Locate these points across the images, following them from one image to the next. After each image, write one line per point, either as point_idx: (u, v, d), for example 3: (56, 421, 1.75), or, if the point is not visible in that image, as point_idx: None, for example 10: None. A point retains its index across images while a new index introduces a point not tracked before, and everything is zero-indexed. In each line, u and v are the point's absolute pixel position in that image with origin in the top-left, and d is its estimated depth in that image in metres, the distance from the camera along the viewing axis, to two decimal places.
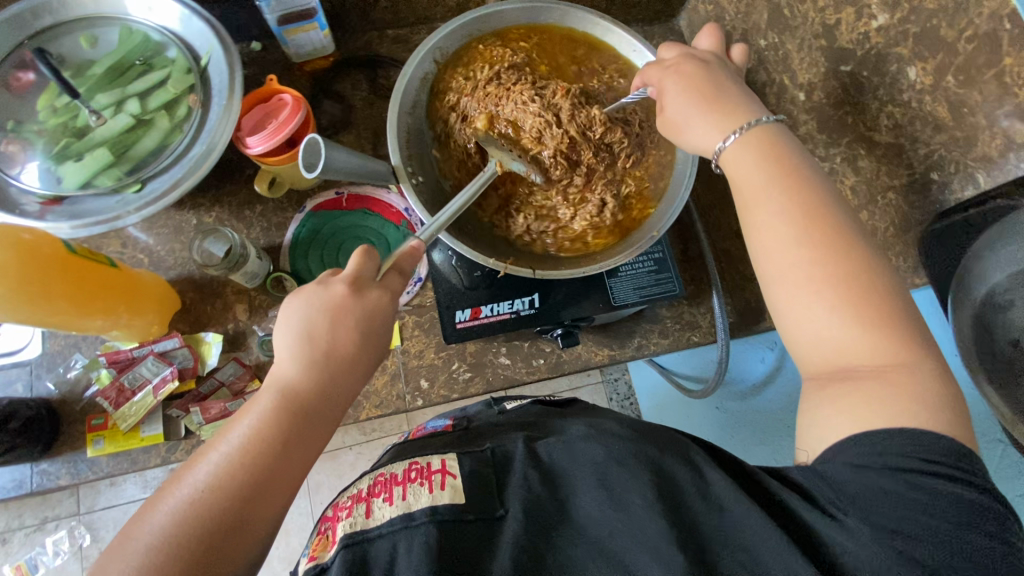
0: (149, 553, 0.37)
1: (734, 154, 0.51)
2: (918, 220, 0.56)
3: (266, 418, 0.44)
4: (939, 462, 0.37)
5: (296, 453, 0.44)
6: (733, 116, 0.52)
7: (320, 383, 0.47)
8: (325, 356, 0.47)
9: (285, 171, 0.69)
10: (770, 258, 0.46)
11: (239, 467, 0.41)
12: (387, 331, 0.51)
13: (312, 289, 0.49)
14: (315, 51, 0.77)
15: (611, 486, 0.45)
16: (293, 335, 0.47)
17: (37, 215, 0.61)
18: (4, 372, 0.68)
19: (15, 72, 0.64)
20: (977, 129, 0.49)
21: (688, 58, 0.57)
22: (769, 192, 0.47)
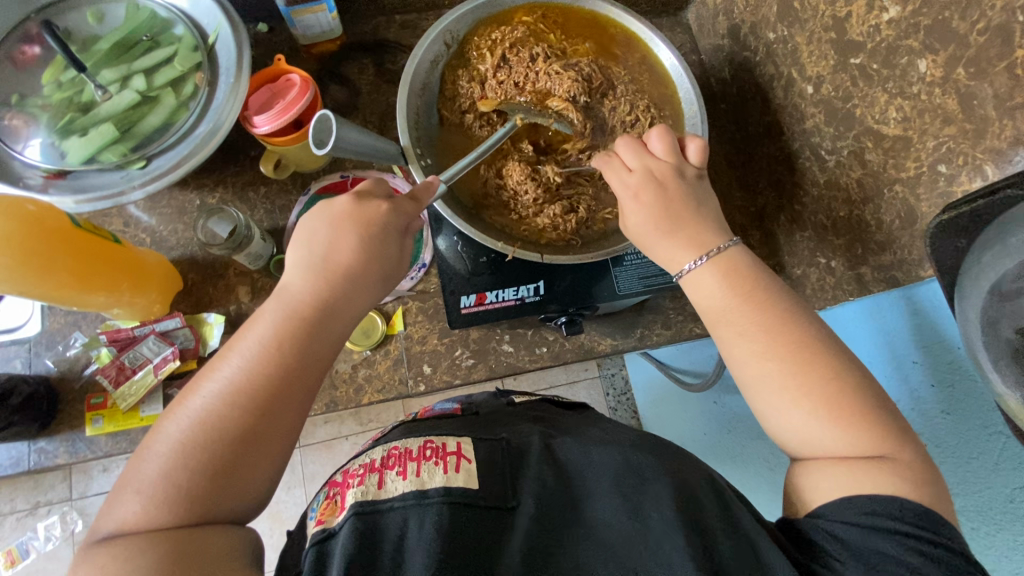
0: (163, 459, 0.40)
1: (700, 279, 0.50)
2: (923, 213, 0.56)
3: (271, 327, 0.45)
4: (931, 530, 0.38)
5: (301, 363, 0.45)
6: (697, 239, 0.52)
7: (321, 292, 0.47)
8: (327, 266, 0.48)
9: (291, 152, 0.68)
10: (710, 310, 0.50)
11: (246, 378, 0.43)
12: (394, 242, 0.51)
13: (319, 208, 0.51)
14: (322, 33, 0.77)
15: (629, 494, 0.46)
16: (299, 248, 0.49)
17: (41, 189, 0.60)
18: (3, 349, 0.67)
19: (21, 45, 0.63)
20: (987, 121, 0.49)
21: (650, 179, 0.54)
22: (731, 316, 0.48)
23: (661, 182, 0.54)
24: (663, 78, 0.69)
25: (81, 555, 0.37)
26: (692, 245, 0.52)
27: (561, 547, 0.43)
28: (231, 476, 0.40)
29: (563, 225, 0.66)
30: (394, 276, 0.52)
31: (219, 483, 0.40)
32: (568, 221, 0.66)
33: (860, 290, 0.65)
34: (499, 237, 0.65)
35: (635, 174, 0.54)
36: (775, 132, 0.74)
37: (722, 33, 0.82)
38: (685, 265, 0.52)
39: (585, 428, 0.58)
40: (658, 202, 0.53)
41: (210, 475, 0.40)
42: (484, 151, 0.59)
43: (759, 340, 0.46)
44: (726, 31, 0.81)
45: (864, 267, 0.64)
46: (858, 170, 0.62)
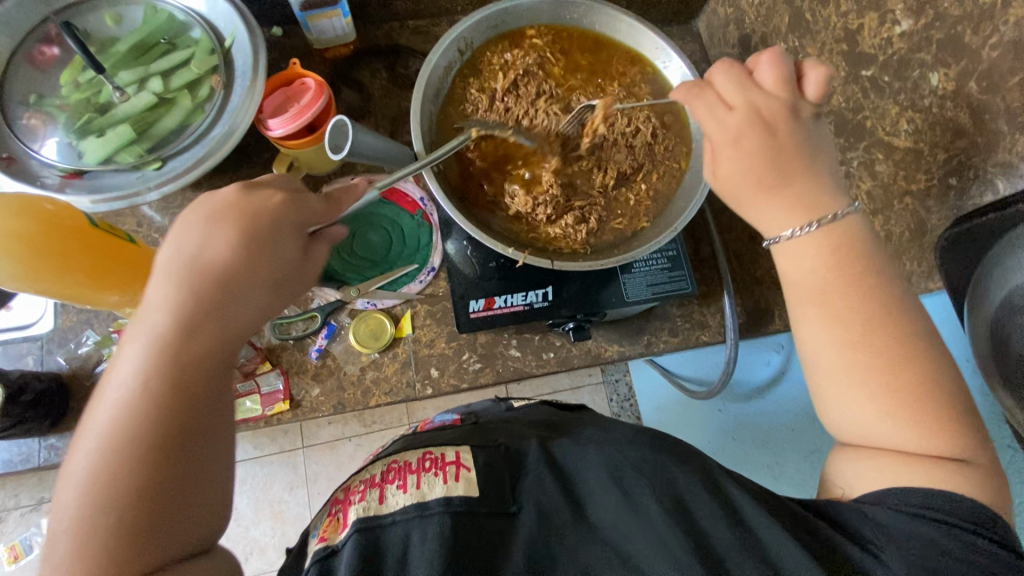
0: (65, 534, 0.38)
1: (797, 249, 0.45)
2: (933, 225, 0.56)
3: (140, 355, 0.41)
4: (980, 527, 0.38)
5: (186, 383, 0.42)
6: (805, 199, 0.45)
7: (190, 300, 0.43)
8: (197, 269, 0.44)
9: (304, 156, 0.69)
10: (801, 284, 0.45)
11: (129, 419, 0.40)
12: (291, 233, 0.47)
13: (186, 212, 0.46)
14: (336, 38, 0.78)
15: (628, 491, 0.46)
16: (166, 253, 0.44)
17: (58, 188, 0.61)
18: (15, 345, 0.68)
19: (40, 46, 0.64)
20: (998, 135, 0.49)
21: (755, 118, 0.46)
22: (828, 294, 0.44)
23: (769, 121, 0.45)
24: (667, 90, 0.70)
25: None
26: (794, 208, 0.45)
27: (562, 544, 0.44)
28: (154, 519, 0.38)
29: (575, 234, 0.67)
30: (299, 261, 0.49)
31: (143, 528, 0.38)
32: (579, 231, 0.67)
33: None
34: (510, 243, 0.65)
35: (737, 112, 0.46)
36: None
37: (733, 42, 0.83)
38: (787, 230, 0.45)
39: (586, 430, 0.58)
40: (764, 146, 0.45)
41: (122, 535, 0.37)
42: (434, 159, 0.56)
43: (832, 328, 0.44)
44: (736, 41, 0.82)
45: None
46: (867, 182, 0.63)
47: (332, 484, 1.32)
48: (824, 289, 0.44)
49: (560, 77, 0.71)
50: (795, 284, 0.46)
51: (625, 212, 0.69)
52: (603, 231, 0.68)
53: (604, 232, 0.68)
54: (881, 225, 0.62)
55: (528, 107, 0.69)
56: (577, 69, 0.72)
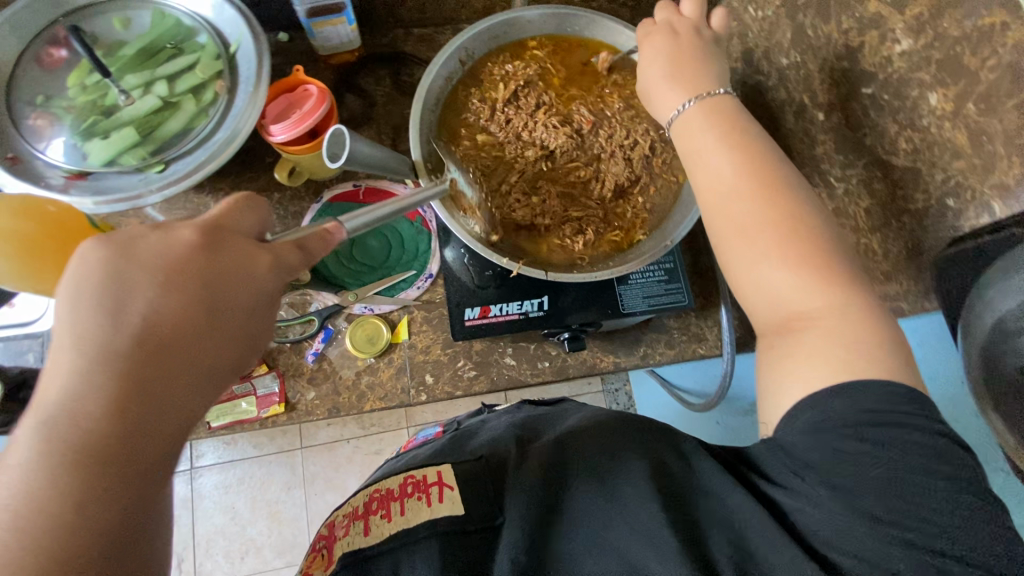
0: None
1: (689, 118, 0.54)
2: (930, 245, 0.56)
3: (47, 470, 0.30)
4: (884, 411, 0.37)
5: (117, 507, 0.31)
6: (695, 86, 0.55)
7: (129, 389, 0.33)
8: (142, 346, 0.34)
9: (306, 161, 0.69)
10: (692, 149, 0.53)
11: (20, 569, 0.28)
12: (262, 305, 0.39)
13: (119, 257, 0.35)
14: (341, 45, 0.78)
15: (604, 477, 0.47)
16: (89, 317, 0.33)
17: (61, 188, 0.61)
18: (16, 342, 0.69)
19: (48, 48, 0.65)
20: (994, 157, 0.49)
21: (666, 28, 0.60)
22: (718, 151, 0.50)
23: (676, 30, 0.59)
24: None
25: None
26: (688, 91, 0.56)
27: (545, 543, 0.44)
28: None
29: (573, 244, 0.67)
30: (256, 338, 0.40)
31: None
32: (576, 242, 0.67)
33: None
34: (507, 253, 0.66)
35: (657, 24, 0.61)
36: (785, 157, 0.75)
37: (736, 56, 0.83)
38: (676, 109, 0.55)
39: (560, 422, 0.59)
40: (669, 44, 0.58)
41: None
42: (416, 201, 0.50)
43: (741, 220, 0.47)
44: (740, 54, 0.82)
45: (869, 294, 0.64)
46: (866, 200, 0.63)
47: (329, 486, 1.32)
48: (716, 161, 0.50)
49: (560, 88, 0.72)
50: (689, 151, 0.53)
51: (622, 224, 0.69)
52: (601, 242, 0.68)
53: (602, 243, 0.68)
54: (880, 243, 0.62)
55: (527, 118, 0.70)
56: (576, 82, 0.72)
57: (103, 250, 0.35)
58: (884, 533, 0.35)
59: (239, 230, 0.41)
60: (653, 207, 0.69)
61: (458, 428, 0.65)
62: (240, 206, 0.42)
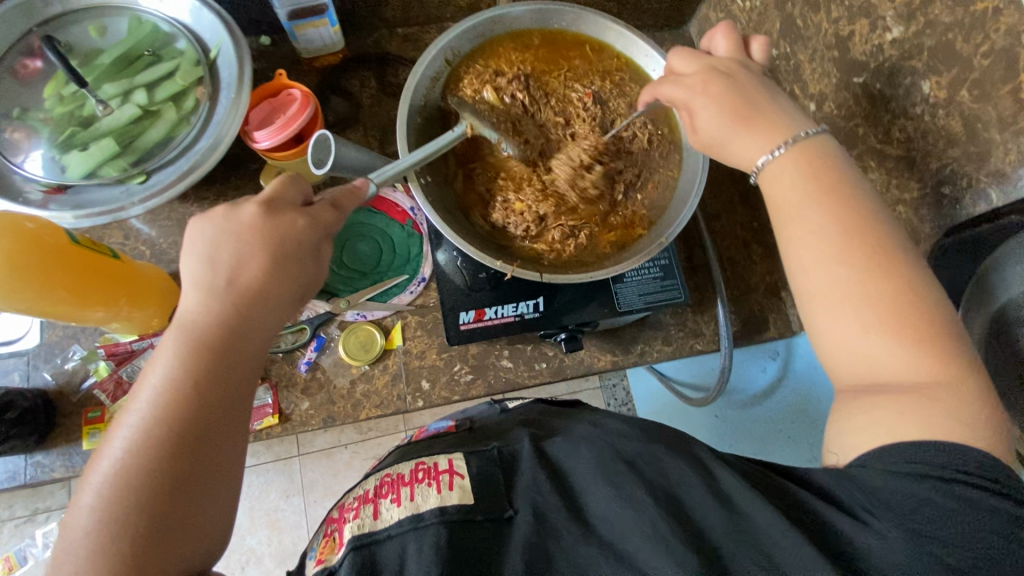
0: (86, 548, 0.38)
1: (776, 171, 0.48)
2: (926, 235, 0.56)
3: (172, 368, 0.42)
4: (974, 473, 0.36)
5: (215, 403, 0.43)
6: (774, 132, 0.49)
7: (224, 318, 0.44)
8: (230, 288, 0.45)
9: (292, 166, 0.68)
10: (778, 202, 0.47)
11: (166, 422, 0.41)
12: (310, 259, 0.48)
13: (221, 212, 0.46)
14: (324, 47, 0.77)
15: (620, 484, 0.44)
16: (195, 265, 0.45)
17: (41, 204, 0.60)
18: (1, 361, 0.67)
19: (23, 59, 0.64)
20: (991, 144, 0.48)
21: (714, 72, 0.53)
22: (807, 207, 0.45)
23: (727, 72, 0.53)
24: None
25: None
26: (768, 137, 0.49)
27: (558, 545, 0.43)
28: (187, 500, 0.40)
29: (574, 243, 0.66)
30: (314, 287, 0.50)
31: (173, 511, 0.40)
32: (575, 240, 0.66)
33: None
34: (501, 255, 0.64)
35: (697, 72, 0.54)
36: None
37: None
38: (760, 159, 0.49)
39: (574, 425, 0.58)
40: (727, 91, 0.51)
41: (142, 554, 0.38)
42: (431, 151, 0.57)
43: (824, 272, 0.43)
44: None
45: None
46: None
47: (328, 492, 1.31)
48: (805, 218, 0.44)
49: (551, 84, 0.71)
50: (782, 206, 0.46)
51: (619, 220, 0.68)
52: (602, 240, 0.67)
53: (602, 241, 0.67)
54: None
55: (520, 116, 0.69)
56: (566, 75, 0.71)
57: (201, 221, 0.46)
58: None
59: (287, 200, 0.48)
60: (652, 203, 0.68)
61: (472, 424, 0.62)
62: (286, 182, 0.49)
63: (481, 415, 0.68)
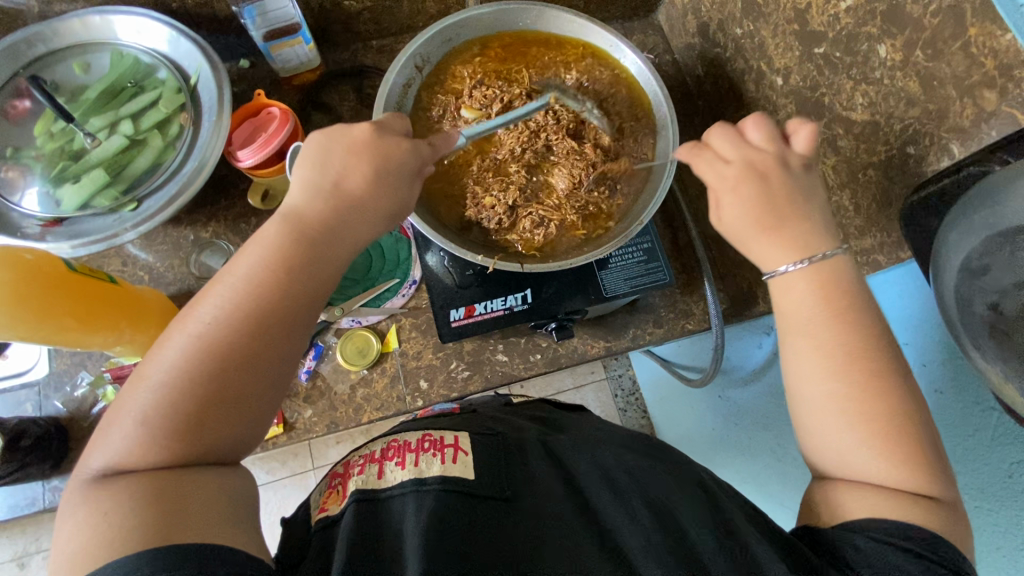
0: (165, 385, 0.42)
1: (788, 285, 0.49)
2: (897, 195, 0.57)
3: (271, 248, 0.47)
4: (942, 557, 0.39)
5: (301, 290, 0.47)
6: (798, 241, 0.49)
7: (325, 216, 0.49)
8: (334, 191, 0.50)
9: (276, 182, 0.71)
10: (787, 315, 0.49)
11: (257, 290, 0.45)
12: (403, 183, 0.53)
13: (339, 128, 0.53)
14: (301, 65, 0.79)
15: (618, 490, 0.49)
16: (308, 167, 0.50)
17: (38, 237, 0.62)
18: (13, 393, 0.69)
19: (12, 100, 0.66)
20: (948, 101, 0.50)
21: (751, 170, 0.50)
22: (812, 329, 0.47)
23: (764, 172, 0.50)
24: (620, 83, 0.71)
25: (84, 491, 0.39)
26: (791, 247, 0.49)
27: (551, 535, 0.43)
28: (252, 374, 0.44)
29: (550, 231, 0.68)
30: (400, 217, 0.54)
31: (241, 377, 0.43)
32: (552, 228, 0.68)
33: None
34: (482, 249, 0.67)
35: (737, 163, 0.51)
36: None
37: (692, 31, 0.83)
38: (781, 266, 0.49)
39: (583, 429, 0.61)
40: (760, 194, 0.49)
41: (206, 406, 0.42)
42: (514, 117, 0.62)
43: (825, 375, 0.46)
44: (696, 29, 0.82)
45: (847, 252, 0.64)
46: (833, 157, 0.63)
47: None
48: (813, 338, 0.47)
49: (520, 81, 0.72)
50: (790, 317, 0.49)
51: (589, 211, 0.69)
52: (579, 226, 0.69)
53: (580, 227, 0.69)
54: (849, 199, 0.62)
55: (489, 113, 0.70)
56: (531, 70, 0.72)
57: (322, 134, 0.53)
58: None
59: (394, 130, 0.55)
60: (624, 186, 0.70)
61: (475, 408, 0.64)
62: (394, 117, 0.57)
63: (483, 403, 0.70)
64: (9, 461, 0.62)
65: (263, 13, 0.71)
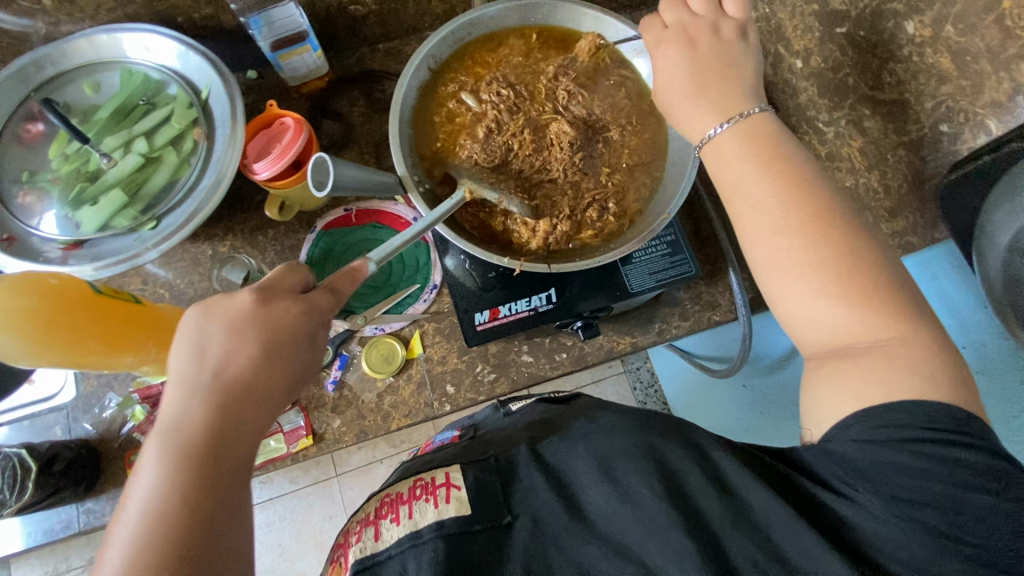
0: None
1: (722, 146, 0.52)
2: (930, 175, 0.55)
3: (157, 479, 0.40)
4: (943, 429, 0.39)
5: (210, 507, 0.40)
6: (725, 104, 0.53)
7: (212, 418, 0.43)
8: (218, 383, 0.44)
9: (293, 194, 0.69)
10: (731, 193, 0.51)
11: (167, 523, 0.38)
12: (303, 345, 0.48)
13: (211, 304, 0.47)
14: (310, 72, 0.78)
15: (616, 478, 0.47)
16: (178, 366, 0.45)
17: (61, 260, 0.62)
18: (43, 417, 0.69)
19: (25, 124, 0.66)
20: (983, 76, 0.49)
21: (682, 34, 0.56)
22: (752, 178, 0.49)
23: (693, 37, 0.55)
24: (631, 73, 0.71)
25: None
26: None
27: (557, 548, 0.46)
28: None
29: (595, 226, 0.67)
30: (304, 376, 0.50)
31: None
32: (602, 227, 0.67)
33: None
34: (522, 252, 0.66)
35: (669, 28, 0.56)
36: None
37: None
38: (707, 132, 0.53)
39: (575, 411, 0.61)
40: (683, 57, 0.55)
41: None
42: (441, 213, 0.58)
43: (766, 234, 0.48)
44: None
45: None
46: (859, 139, 0.59)
47: None
48: (754, 189, 0.49)
49: (529, 79, 0.71)
50: (725, 181, 0.52)
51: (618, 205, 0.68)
52: (618, 217, 0.68)
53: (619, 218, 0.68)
54: None
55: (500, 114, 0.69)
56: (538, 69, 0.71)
57: (190, 316, 0.47)
58: (939, 545, 0.38)
59: (285, 285, 0.49)
60: (646, 172, 0.70)
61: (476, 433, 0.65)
62: (287, 270, 0.50)
63: (487, 421, 0.69)
64: (44, 486, 0.62)
65: (269, 23, 0.69)
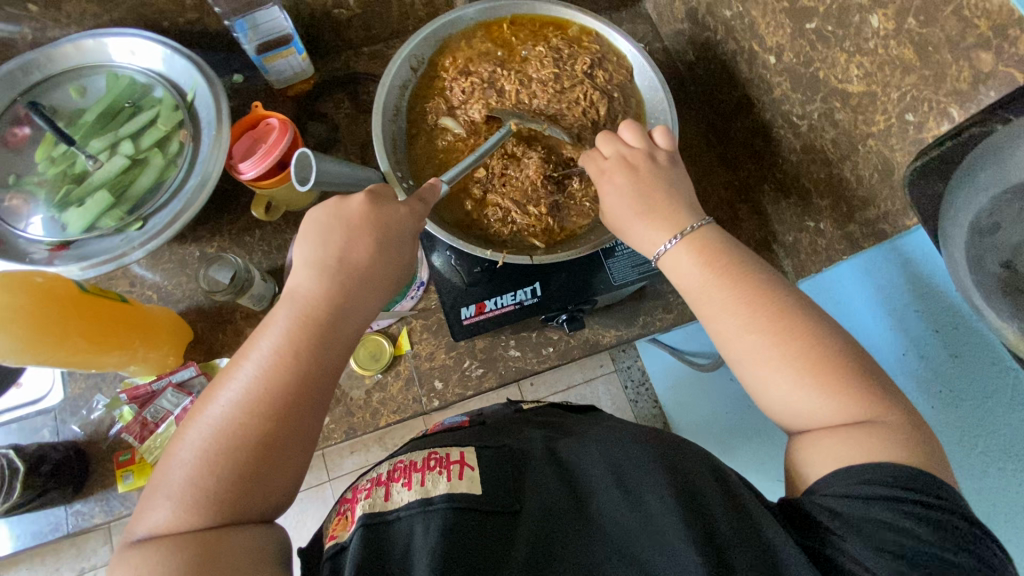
0: (188, 467, 0.42)
1: (674, 259, 0.54)
2: (899, 163, 0.57)
3: (284, 331, 0.47)
4: (917, 489, 0.40)
5: (317, 370, 0.47)
6: (672, 220, 0.55)
7: (332, 295, 0.49)
8: (340, 268, 0.50)
9: (279, 194, 0.70)
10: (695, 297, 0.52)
11: (279, 367, 0.46)
12: (407, 242, 0.53)
13: (333, 202, 0.53)
14: (295, 75, 0.79)
15: (629, 486, 0.48)
16: (310, 249, 0.50)
17: (46, 261, 0.63)
18: (30, 420, 0.69)
19: (11, 128, 0.66)
20: (944, 65, 0.50)
21: (623, 162, 0.58)
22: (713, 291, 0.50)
23: (633, 163, 0.58)
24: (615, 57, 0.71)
25: (121, 552, 0.40)
26: None
27: (563, 543, 0.45)
28: (276, 452, 0.44)
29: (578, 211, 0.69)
30: (405, 277, 0.54)
31: (275, 456, 0.44)
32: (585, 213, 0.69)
33: (852, 248, 0.66)
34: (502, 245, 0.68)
35: (610, 159, 0.59)
36: (747, 105, 0.75)
37: (681, 17, 0.84)
38: (660, 248, 0.55)
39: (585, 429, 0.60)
40: (632, 179, 0.57)
41: (237, 480, 0.42)
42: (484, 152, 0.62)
43: (743, 306, 0.49)
44: (684, 16, 0.83)
45: (852, 224, 0.65)
46: (831, 131, 0.63)
47: None
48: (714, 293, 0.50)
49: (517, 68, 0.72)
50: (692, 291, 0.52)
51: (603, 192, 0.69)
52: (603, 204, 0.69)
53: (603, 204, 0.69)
54: (852, 170, 0.62)
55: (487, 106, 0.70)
56: (523, 59, 0.72)
57: (319, 211, 0.53)
58: None
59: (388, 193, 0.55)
60: None
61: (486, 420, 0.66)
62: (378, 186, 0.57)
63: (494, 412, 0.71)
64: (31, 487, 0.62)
65: (254, 27, 0.70)
